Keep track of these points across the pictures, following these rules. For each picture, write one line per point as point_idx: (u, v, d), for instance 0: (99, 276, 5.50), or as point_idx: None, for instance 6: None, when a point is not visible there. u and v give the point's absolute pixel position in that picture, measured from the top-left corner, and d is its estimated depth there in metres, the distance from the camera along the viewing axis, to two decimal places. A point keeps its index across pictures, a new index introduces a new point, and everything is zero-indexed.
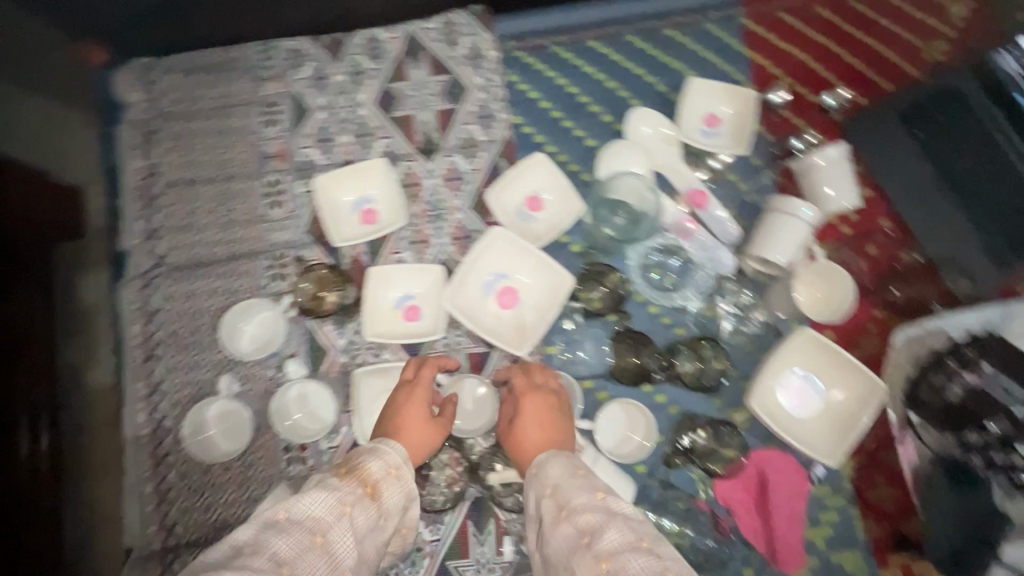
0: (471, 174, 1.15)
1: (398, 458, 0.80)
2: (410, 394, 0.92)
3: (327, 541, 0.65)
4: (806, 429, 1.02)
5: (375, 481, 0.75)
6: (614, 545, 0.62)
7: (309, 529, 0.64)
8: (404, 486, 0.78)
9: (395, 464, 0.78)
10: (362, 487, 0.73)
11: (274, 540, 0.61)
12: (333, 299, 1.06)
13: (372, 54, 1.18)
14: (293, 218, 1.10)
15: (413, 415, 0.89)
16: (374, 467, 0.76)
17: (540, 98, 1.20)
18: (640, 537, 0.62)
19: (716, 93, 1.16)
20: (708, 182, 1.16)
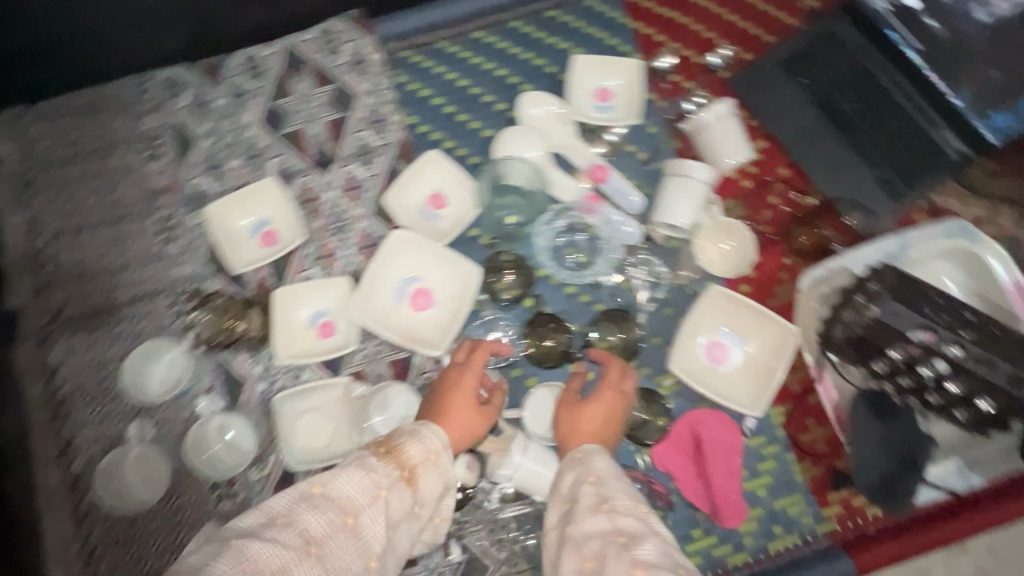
0: (370, 181, 1.13)
1: (439, 443, 0.78)
2: (459, 376, 0.91)
3: (357, 523, 0.66)
4: (730, 384, 1.04)
5: (414, 465, 0.74)
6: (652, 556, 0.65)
7: (342, 509, 0.66)
8: (443, 471, 0.77)
9: (434, 450, 0.77)
10: (400, 470, 0.73)
11: (306, 515, 0.65)
12: (240, 326, 1.02)
13: (252, 73, 1.16)
14: (191, 251, 1.07)
15: (461, 399, 0.88)
16: (414, 449, 0.76)
17: (432, 95, 1.18)
18: (677, 565, 0.65)
19: (604, 66, 1.17)
20: (607, 156, 1.17)
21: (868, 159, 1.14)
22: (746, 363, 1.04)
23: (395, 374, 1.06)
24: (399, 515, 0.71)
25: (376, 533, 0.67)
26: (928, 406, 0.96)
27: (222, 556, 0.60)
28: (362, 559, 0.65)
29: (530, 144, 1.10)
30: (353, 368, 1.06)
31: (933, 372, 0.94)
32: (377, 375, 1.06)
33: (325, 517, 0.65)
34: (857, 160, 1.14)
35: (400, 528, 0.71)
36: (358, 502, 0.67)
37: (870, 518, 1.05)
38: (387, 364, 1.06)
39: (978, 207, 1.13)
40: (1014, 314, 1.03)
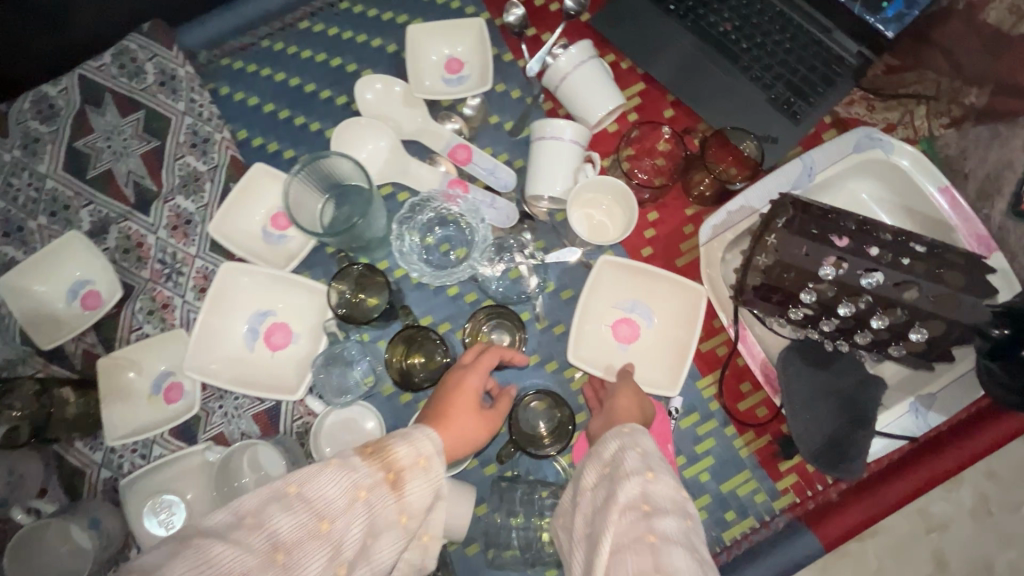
0: (201, 213, 0.98)
1: (434, 446, 0.62)
2: (462, 378, 0.76)
3: (333, 529, 0.54)
4: (644, 364, 0.91)
5: (401, 468, 0.59)
6: (672, 535, 0.56)
7: (315, 513, 0.53)
8: (436, 482, 0.61)
9: (427, 455, 0.61)
10: (384, 473, 0.58)
11: (278, 516, 0.52)
12: (67, 408, 0.87)
13: (44, 115, 1.00)
14: (1, 334, 0.91)
15: (462, 403, 0.74)
16: (403, 452, 0.60)
17: (262, 102, 1.04)
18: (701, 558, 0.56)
19: (445, 32, 1.02)
20: (467, 133, 1.02)
21: (760, 82, 1.00)
22: (658, 335, 0.92)
23: (261, 429, 0.91)
24: (380, 523, 0.57)
25: (353, 538, 0.54)
26: (859, 347, 0.86)
27: (182, 556, 0.49)
28: (331, 569, 0.53)
29: (373, 137, 0.98)
30: (211, 432, 0.91)
31: (852, 310, 0.82)
32: (241, 435, 0.91)
33: (296, 519, 0.52)
34: (749, 86, 1.00)
35: (382, 535, 0.57)
36: (337, 506, 0.54)
37: (829, 483, 0.91)
38: (251, 421, 0.91)
39: (889, 111, 1.00)
40: (945, 224, 0.91)
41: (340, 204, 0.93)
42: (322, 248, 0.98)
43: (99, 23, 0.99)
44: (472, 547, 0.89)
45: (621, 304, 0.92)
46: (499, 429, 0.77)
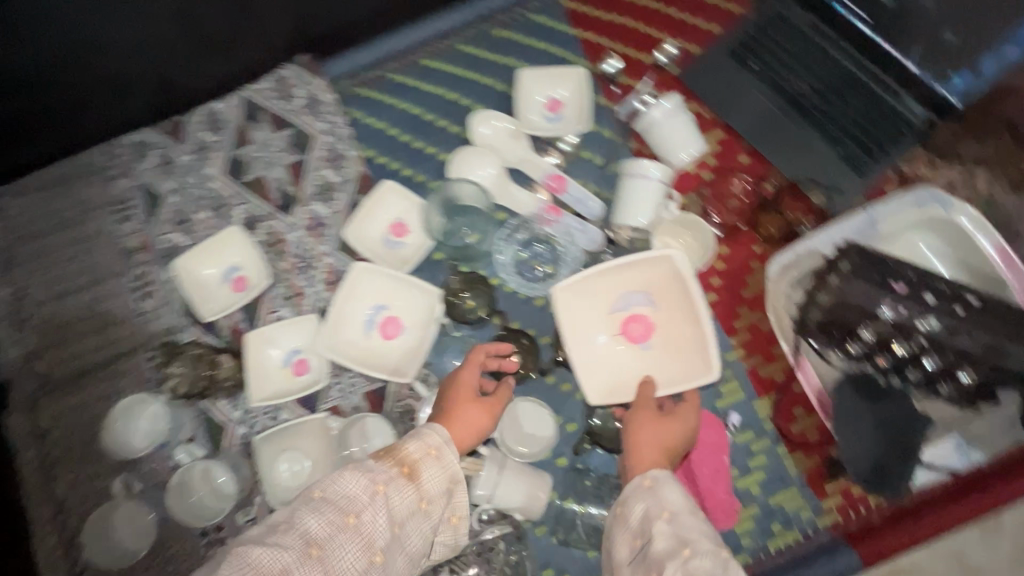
0: (333, 218, 1.15)
1: (440, 439, 0.79)
2: (456, 378, 0.92)
3: (360, 521, 0.69)
4: (667, 350, 1.01)
5: (414, 460, 0.76)
6: None
7: (343, 509, 0.69)
8: (447, 467, 0.78)
9: (434, 446, 0.78)
10: (399, 467, 0.75)
11: (306, 518, 0.67)
12: (218, 374, 1.05)
13: (213, 127, 1.20)
14: (166, 306, 1.10)
15: (460, 399, 0.89)
16: (413, 447, 0.77)
17: (388, 126, 1.21)
18: None
19: (551, 77, 1.17)
20: (563, 165, 1.17)
21: (830, 138, 1.11)
22: (665, 316, 1.02)
23: (370, 406, 1.07)
24: (403, 512, 0.72)
25: (378, 528, 0.70)
26: (911, 383, 0.94)
27: (228, 564, 0.62)
28: (365, 556, 0.68)
29: (484, 162, 1.11)
30: (329, 404, 1.08)
31: (907, 350, 0.93)
32: (353, 408, 1.07)
33: (325, 517, 0.67)
34: (820, 140, 1.11)
35: (406, 524, 0.73)
36: (359, 500, 0.70)
37: (872, 506, 1.00)
38: (362, 397, 1.07)
39: (951, 170, 1.09)
40: (999, 280, 0.99)
41: (455, 220, 1.12)
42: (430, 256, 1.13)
43: (265, 54, 1.18)
44: (539, 528, 1.01)
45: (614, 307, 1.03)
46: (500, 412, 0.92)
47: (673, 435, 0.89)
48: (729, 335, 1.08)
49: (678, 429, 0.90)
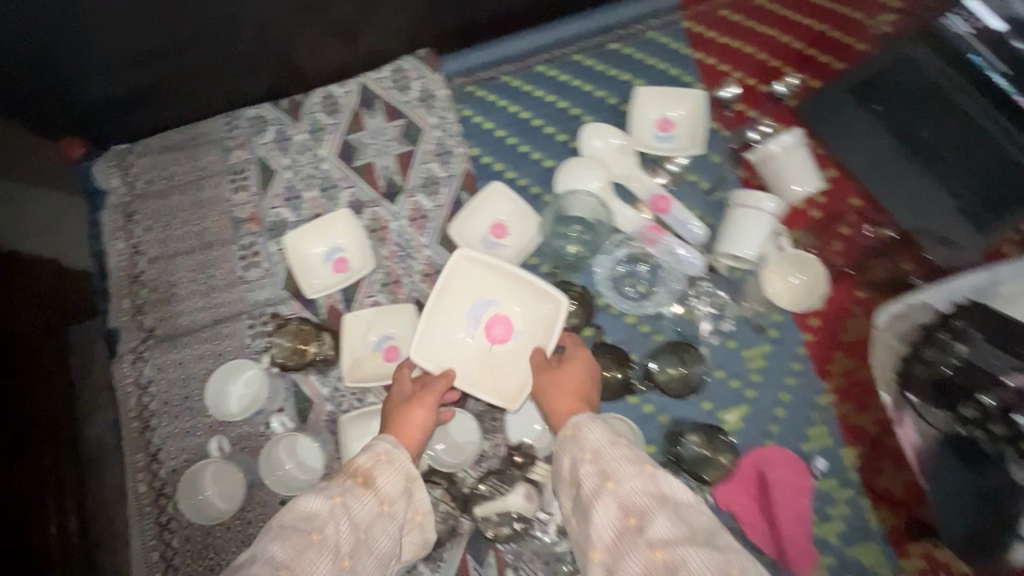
0: (435, 211, 1.17)
1: (390, 444, 0.85)
2: (389, 397, 0.97)
3: (324, 537, 0.71)
4: (528, 325, 1.04)
5: (367, 469, 0.80)
6: (666, 536, 0.64)
7: (305, 531, 0.70)
8: (400, 467, 0.83)
9: (385, 451, 0.84)
10: (353, 478, 0.79)
11: (273, 545, 0.68)
12: (313, 350, 1.08)
13: (329, 110, 1.23)
14: (269, 278, 1.14)
15: (394, 406, 0.94)
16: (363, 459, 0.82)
17: (495, 127, 1.22)
18: (728, 561, 0.62)
19: (666, 97, 1.16)
20: (669, 186, 1.16)
21: (956, 195, 1.00)
22: (508, 301, 1.06)
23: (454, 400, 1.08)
24: (367, 517, 0.75)
25: (342, 535, 0.72)
26: None
27: None
28: (335, 563, 0.69)
29: (594, 176, 1.11)
30: None
31: None
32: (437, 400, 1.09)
33: (290, 541, 0.69)
34: (938, 192, 1.02)
35: (375, 527, 0.76)
36: (319, 514, 0.73)
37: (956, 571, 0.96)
38: None
39: None
40: None
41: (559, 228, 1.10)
42: (533, 265, 1.14)
43: (387, 44, 1.21)
44: None
45: (471, 329, 1.06)
46: (438, 396, 0.95)
47: (577, 383, 0.92)
48: (822, 378, 1.06)
49: (582, 377, 0.94)
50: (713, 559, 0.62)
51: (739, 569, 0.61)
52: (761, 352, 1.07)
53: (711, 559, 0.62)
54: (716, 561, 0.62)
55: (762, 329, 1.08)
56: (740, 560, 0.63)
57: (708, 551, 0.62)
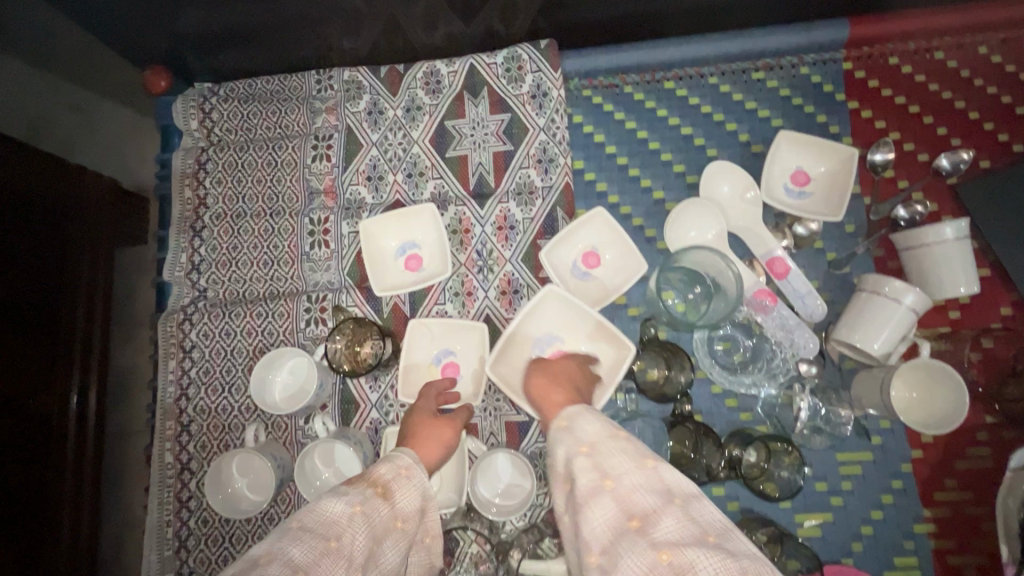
0: (525, 224, 1.06)
1: (411, 459, 0.76)
2: (414, 408, 0.90)
3: (342, 545, 0.60)
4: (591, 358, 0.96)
5: (387, 481, 0.71)
6: (676, 538, 0.53)
7: (323, 535, 0.60)
8: (419, 484, 0.75)
9: (406, 465, 0.75)
10: (373, 487, 0.70)
11: (290, 548, 0.57)
12: (370, 352, 0.98)
13: (430, 88, 1.11)
14: (335, 259, 1.05)
15: (420, 419, 0.87)
16: (384, 468, 0.73)
17: (606, 142, 1.10)
18: (741, 567, 0.49)
19: (807, 147, 1.02)
20: (791, 250, 1.03)
21: None
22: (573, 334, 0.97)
23: (508, 437, 0.99)
24: (382, 529, 0.67)
25: (357, 547, 0.62)
26: None
27: None
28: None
29: (707, 222, 1.00)
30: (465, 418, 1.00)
31: None
32: (490, 434, 0.99)
33: (307, 546, 0.58)
34: None
35: (386, 540, 0.67)
36: (338, 525, 0.62)
37: None
38: (502, 424, 0.99)
39: None
40: None
41: (676, 278, 0.93)
42: (623, 309, 1.03)
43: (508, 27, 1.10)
44: None
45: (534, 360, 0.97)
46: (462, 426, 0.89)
47: (569, 378, 0.84)
48: (923, 503, 0.93)
49: (577, 373, 0.86)
50: (725, 561, 0.50)
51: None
52: (860, 459, 0.95)
53: (724, 564, 0.49)
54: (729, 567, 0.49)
55: (866, 434, 0.95)
56: (755, 566, 0.50)
57: (720, 555, 0.51)
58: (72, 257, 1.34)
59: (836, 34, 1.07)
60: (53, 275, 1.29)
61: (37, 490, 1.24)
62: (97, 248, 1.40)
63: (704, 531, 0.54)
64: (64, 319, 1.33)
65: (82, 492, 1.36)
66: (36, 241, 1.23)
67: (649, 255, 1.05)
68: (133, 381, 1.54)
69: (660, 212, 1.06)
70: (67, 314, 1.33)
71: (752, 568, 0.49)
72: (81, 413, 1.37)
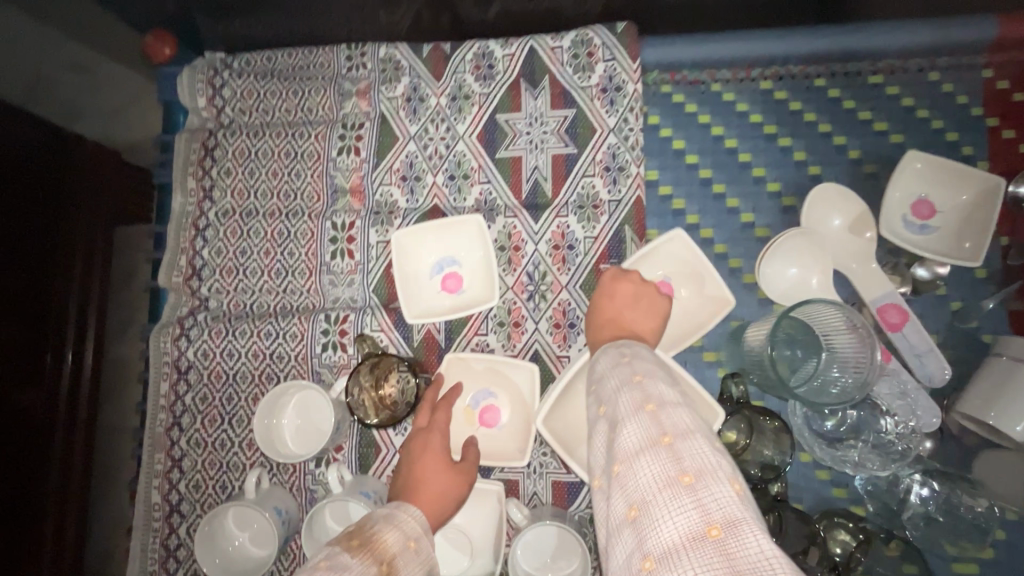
0: (587, 244, 0.88)
1: (418, 527, 0.59)
2: (422, 445, 0.71)
3: None
4: None
5: (393, 555, 0.54)
6: (631, 442, 0.44)
7: None
8: (427, 559, 0.58)
9: (414, 536, 0.57)
10: (377, 565, 0.52)
11: None
12: (393, 391, 0.82)
13: (481, 73, 0.93)
14: (360, 273, 0.89)
15: (428, 468, 0.68)
16: (392, 537, 0.55)
17: (687, 149, 0.93)
18: (681, 468, 0.41)
19: (937, 171, 0.84)
20: (906, 297, 0.85)
21: None
22: None
23: (553, 497, 0.84)
24: None
25: None
26: None
27: None
28: None
29: (807, 261, 0.84)
30: (506, 473, 0.85)
31: None
32: (533, 495, 0.84)
33: None
34: None
35: None
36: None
37: None
38: (547, 484, 0.84)
39: None
40: None
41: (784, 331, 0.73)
42: (698, 352, 0.87)
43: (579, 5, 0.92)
44: None
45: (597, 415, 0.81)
46: (473, 482, 0.71)
47: (602, 310, 0.69)
48: None
49: (610, 304, 0.69)
50: (665, 463, 0.41)
51: (694, 478, 0.40)
52: (979, 558, 0.78)
53: (664, 469, 0.41)
54: (665, 468, 0.41)
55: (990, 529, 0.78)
56: (700, 466, 0.41)
57: (666, 459, 0.42)
58: (62, 236, 1.18)
59: (980, 33, 0.87)
60: (40, 255, 1.13)
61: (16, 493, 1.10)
62: (94, 223, 1.23)
63: (662, 430, 0.44)
64: (54, 303, 1.18)
65: (67, 502, 1.22)
66: (17, 212, 1.07)
67: (732, 290, 0.88)
68: (129, 376, 1.37)
69: (749, 241, 0.89)
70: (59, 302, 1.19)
71: (693, 470, 0.41)
72: (69, 411, 1.23)
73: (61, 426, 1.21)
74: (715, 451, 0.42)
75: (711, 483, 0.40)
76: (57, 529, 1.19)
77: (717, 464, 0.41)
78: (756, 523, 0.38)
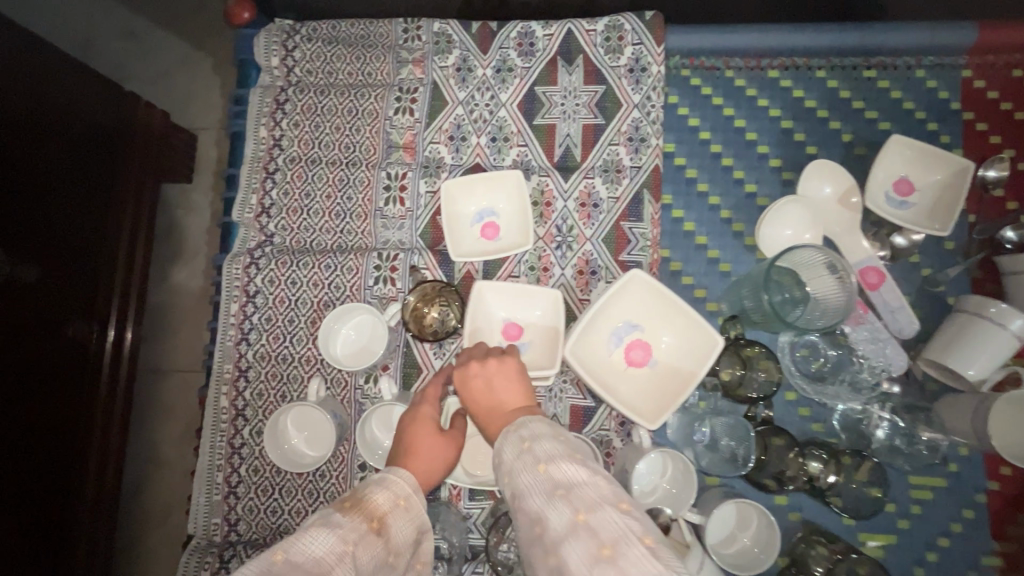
0: (609, 203, 1.01)
1: (408, 487, 0.62)
2: (413, 414, 0.76)
3: None
4: (675, 354, 0.91)
5: (384, 513, 0.58)
6: (537, 501, 0.52)
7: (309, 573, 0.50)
8: (416, 517, 0.61)
9: (404, 495, 0.61)
10: (369, 522, 0.56)
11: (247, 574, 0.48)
12: (435, 316, 0.95)
13: (524, 50, 1.06)
14: (408, 219, 1.01)
15: (420, 435, 0.72)
16: (380, 497, 0.59)
17: (701, 127, 1.05)
18: (576, 510, 0.49)
19: (918, 155, 0.97)
20: (886, 261, 0.98)
21: None
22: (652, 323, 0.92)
23: (571, 418, 0.96)
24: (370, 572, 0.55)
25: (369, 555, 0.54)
26: None
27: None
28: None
29: (802, 226, 0.97)
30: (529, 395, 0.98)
31: None
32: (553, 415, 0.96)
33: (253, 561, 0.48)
34: None
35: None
36: (324, 565, 0.50)
37: None
38: (566, 407, 0.97)
39: None
40: None
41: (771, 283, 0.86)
42: (702, 302, 1.00)
43: None
44: None
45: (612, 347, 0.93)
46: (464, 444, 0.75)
47: (476, 408, 0.67)
48: (994, 538, 0.90)
49: (479, 390, 0.68)
50: (563, 510, 0.50)
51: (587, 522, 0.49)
52: (932, 485, 0.92)
53: (565, 516, 0.50)
54: (590, 551, 0.48)
55: (944, 460, 0.91)
56: (596, 508, 0.49)
57: (568, 506, 0.50)
58: (114, 182, 1.22)
59: (963, 38, 1.00)
60: (90, 193, 1.16)
61: (67, 417, 1.14)
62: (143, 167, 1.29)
63: (576, 510, 0.50)
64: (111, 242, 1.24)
65: (108, 441, 1.26)
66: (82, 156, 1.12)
67: (734, 250, 1.01)
68: (174, 316, 1.46)
69: (752, 209, 1.02)
70: (111, 241, 1.24)
71: (585, 509, 0.49)
72: (112, 357, 1.27)
73: (105, 367, 1.25)
74: (623, 514, 0.49)
75: (604, 517, 0.49)
76: (98, 466, 1.23)
77: (627, 527, 0.48)
78: (642, 532, 0.48)
